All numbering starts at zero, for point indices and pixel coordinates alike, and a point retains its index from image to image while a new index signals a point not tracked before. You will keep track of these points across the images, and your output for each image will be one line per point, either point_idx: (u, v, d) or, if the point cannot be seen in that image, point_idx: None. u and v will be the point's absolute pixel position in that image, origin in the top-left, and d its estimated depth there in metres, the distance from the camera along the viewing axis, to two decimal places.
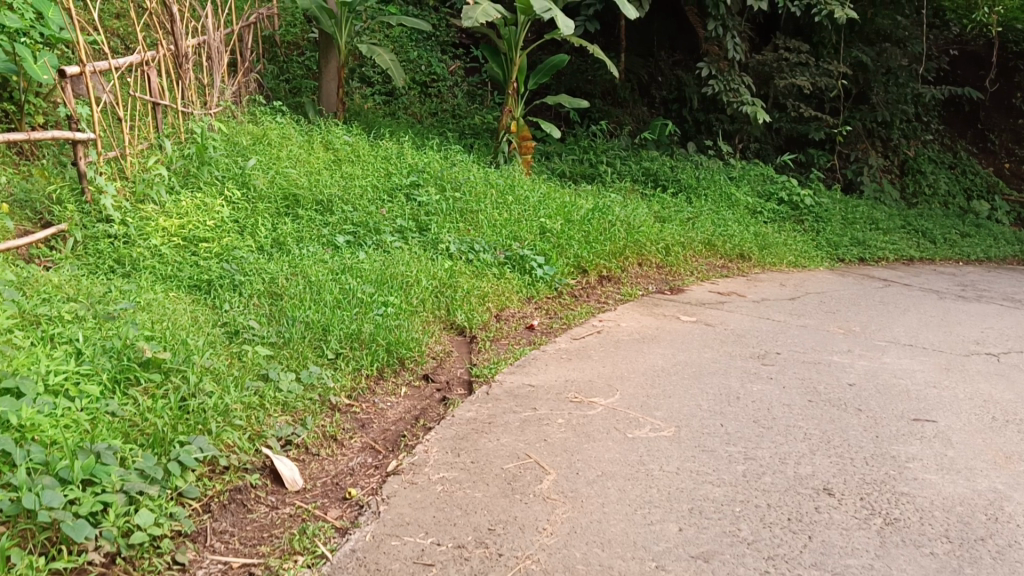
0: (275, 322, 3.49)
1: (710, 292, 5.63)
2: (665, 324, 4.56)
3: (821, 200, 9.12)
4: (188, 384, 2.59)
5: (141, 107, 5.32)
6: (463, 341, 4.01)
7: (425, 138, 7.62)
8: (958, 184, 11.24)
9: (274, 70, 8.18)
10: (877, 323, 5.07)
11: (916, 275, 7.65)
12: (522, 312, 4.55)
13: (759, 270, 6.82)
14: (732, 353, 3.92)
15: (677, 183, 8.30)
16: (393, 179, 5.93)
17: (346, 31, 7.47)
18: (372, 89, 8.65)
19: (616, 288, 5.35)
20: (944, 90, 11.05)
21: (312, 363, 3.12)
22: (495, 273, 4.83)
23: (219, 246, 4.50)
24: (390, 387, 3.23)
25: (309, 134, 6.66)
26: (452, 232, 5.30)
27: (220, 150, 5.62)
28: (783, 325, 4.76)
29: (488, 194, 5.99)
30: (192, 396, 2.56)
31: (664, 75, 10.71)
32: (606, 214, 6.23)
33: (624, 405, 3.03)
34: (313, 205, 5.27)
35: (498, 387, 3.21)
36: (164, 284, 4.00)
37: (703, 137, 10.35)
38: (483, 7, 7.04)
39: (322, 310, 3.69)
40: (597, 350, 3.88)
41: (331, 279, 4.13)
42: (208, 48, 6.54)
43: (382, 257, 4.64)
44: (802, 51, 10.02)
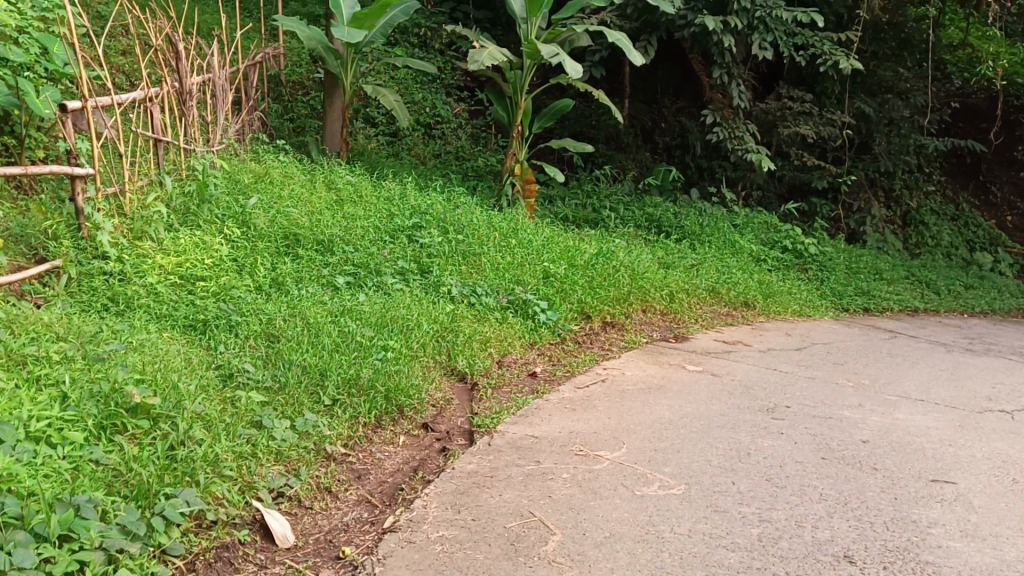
0: (271, 366, 3.38)
1: (715, 341, 5.53)
2: (670, 373, 4.45)
3: (825, 249, 9.06)
4: (177, 431, 2.49)
5: (142, 143, 5.27)
6: (464, 388, 3.89)
7: (428, 180, 7.57)
8: (960, 236, 11.18)
9: (278, 109, 8.18)
10: (886, 376, 4.96)
11: (922, 327, 7.56)
12: (525, 358, 4.44)
13: (764, 319, 6.73)
14: (740, 406, 3.81)
15: (680, 229, 8.25)
16: (396, 220, 5.86)
17: (352, 72, 7.46)
18: (376, 130, 8.64)
19: (620, 335, 5.25)
20: (947, 142, 11.06)
21: (307, 410, 3.01)
22: (497, 318, 4.74)
23: (217, 285, 4.41)
24: (388, 436, 3.12)
25: (312, 174, 6.61)
26: (454, 274, 5.22)
27: (221, 188, 5.56)
28: (791, 376, 4.65)
29: (491, 238, 5.93)
30: (181, 444, 2.45)
31: (668, 121, 10.72)
32: (610, 259, 6.16)
33: (631, 459, 2.92)
34: (313, 245, 5.19)
35: (499, 438, 3.10)
36: (159, 324, 3.90)
37: (707, 184, 10.33)
38: (489, 51, 7.04)
39: (319, 353, 3.59)
40: (602, 400, 3.76)
41: (330, 322, 4.03)
42: (213, 86, 6.53)
43: (382, 299, 4.55)
44: (806, 101, 10.05)
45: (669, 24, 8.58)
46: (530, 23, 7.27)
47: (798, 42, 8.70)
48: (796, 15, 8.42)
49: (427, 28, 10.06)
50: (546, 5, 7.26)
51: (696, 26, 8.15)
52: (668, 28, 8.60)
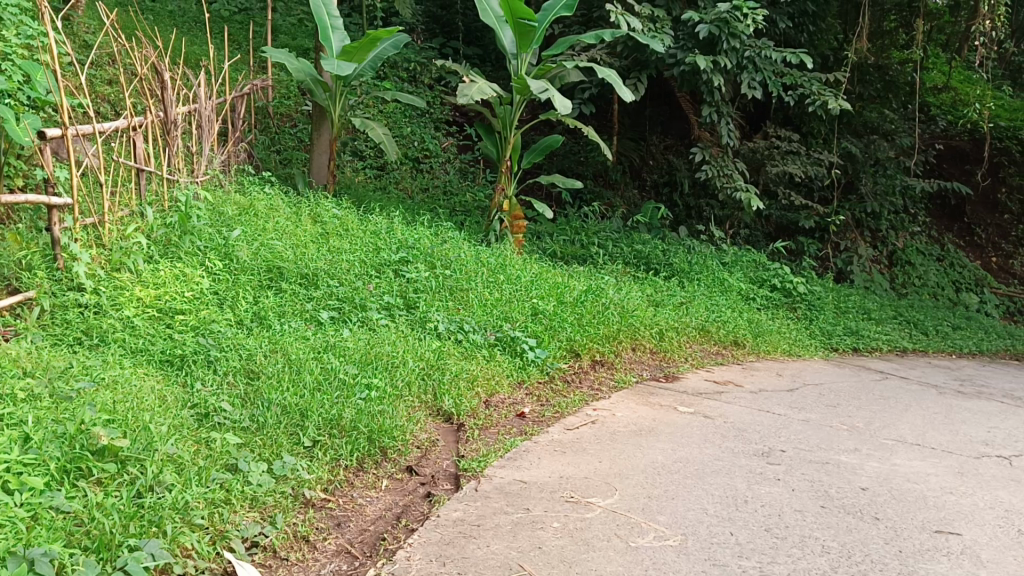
0: (250, 405, 3.25)
1: (706, 381, 5.43)
2: (661, 415, 4.34)
3: (814, 288, 9.01)
4: (146, 476, 2.36)
5: (124, 173, 5.17)
6: (450, 429, 3.76)
7: (415, 214, 7.49)
8: (946, 276, 11.10)
9: (265, 141, 8.09)
10: (880, 419, 4.86)
11: (912, 368, 7.49)
12: (512, 398, 4.31)
13: (754, 358, 6.65)
14: (735, 450, 3.70)
15: (669, 267, 8.19)
16: (382, 254, 5.75)
17: (341, 104, 7.40)
18: (364, 163, 8.56)
19: (610, 374, 5.13)
20: (934, 184, 11.11)
21: (286, 452, 2.88)
22: (484, 355, 4.63)
23: (196, 319, 4.28)
24: (371, 480, 2.98)
25: (297, 206, 6.50)
26: (441, 310, 5.11)
27: (204, 220, 5.45)
28: (784, 419, 4.55)
29: (479, 273, 5.84)
30: (150, 490, 2.32)
31: (656, 159, 10.72)
32: (600, 296, 6.08)
33: (624, 507, 2.80)
34: (298, 279, 5.07)
35: (487, 483, 2.97)
36: (134, 359, 3.77)
37: (695, 222, 10.30)
38: (479, 86, 7.01)
39: (300, 392, 3.46)
40: (593, 443, 3.64)
41: (313, 359, 3.91)
42: (199, 116, 6.44)
43: (366, 335, 4.43)
44: (793, 141, 10.09)
45: (659, 62, 8.60)
46: (520, 59, 7.25)
47: (787, 82, 8.72)
48: (785, 55, 8.46)
49: (416, 63, 10.05)
50: (537, 41, 7.25)
51: (685, 64, 8.17)
52: (657, 66, 8.62)
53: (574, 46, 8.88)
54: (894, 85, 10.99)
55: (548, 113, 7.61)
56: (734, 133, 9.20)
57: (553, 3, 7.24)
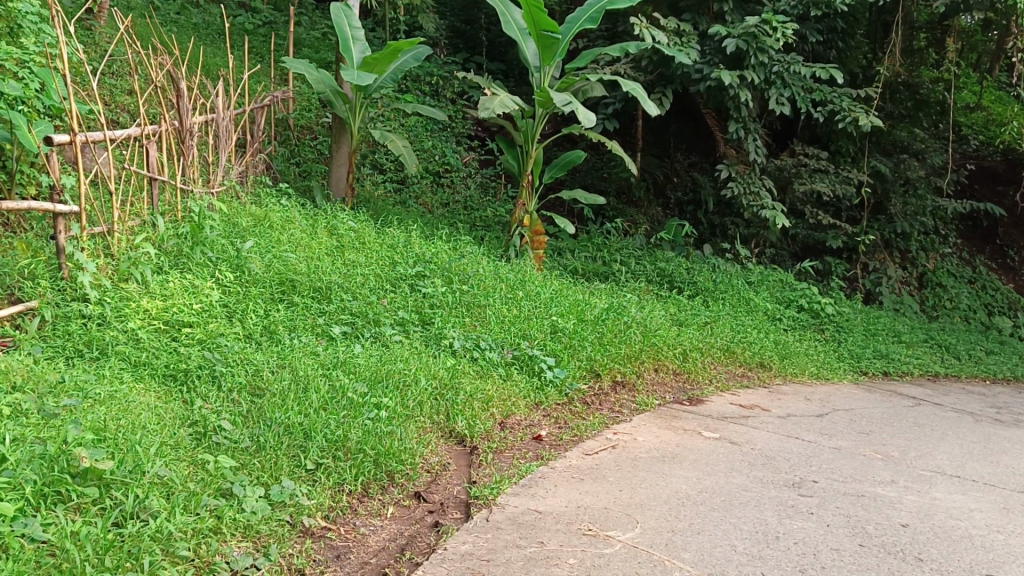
0: (251, 425, 3.10)
1: (731, 405, 5.21)
2: (684, 440, 4.13)
3: (842, 309, 8.76)
4: (129, 503, 2.20)
5: (135, 181, 5.05)
6: (463, 452, 3.57)
7: (434, 228, 7.34)
8: (978, 299, 10.78)
9: (284, 153, 7.99)
10: (915, 448, 4.63)
11: (946, 394, 7.22)
12: (529, 420, 4.13)
13: (781, 381, 6.42)
14: (764, 480, 3.49)
15: (694, 285, 7.98)
16: (399, 268, 5.60)
17: (360, 116, 7.27)
18: (383, 176, 8.44)
19: (631, 396, 4.92)
20: (966, 204, 10.83)
21: (286, 476, 2.72)
22: (501, 374, 4.45)
23: (203, 332, 4.14)
24: (375, 507, 2.81)
25: (313, 218, 6.37)
26: (457, 326, 4.94)
27: (217, 230, 5.32)
28: (815, 446, 4.33)
29: (497, 289, 5.67)
30: (130, 519, 2.16)
31: (680, 176, 10.53)
32: (622, 315, 5.89)
33: (645, 542, 2.60)
34: (310, 292, 4.93)
35: (499, 513, 2.79)
36: (136, 374, 3.63)
37: (719, 240, 10.09)
38: (500, 98, 6.86)
39: (306, 411, 3.30)
40: (612, 470, 3.44)
41: (321, 377, 3.75)
42: (217, 126, 6.34)
43: (379, 351, 4.28)
44: (822, 158, 9.86)
45: (685, 77, 8.44)
46: (543, 72, 7.11)
47: (816, 98, 8.53)
48: (815, 70, 8.27)
49: (438, 76, 9.94)
50: (560, 54, 7.10)
51: (712, 79, 7.98)
52: (683, 81, 8.45)
53: (598, 60, 8.73)
54: (925, 104, 10.69)
55: (571, 128, 7.46)
56: (761, 150, 8.97)
57: (577, 15, 7.07)
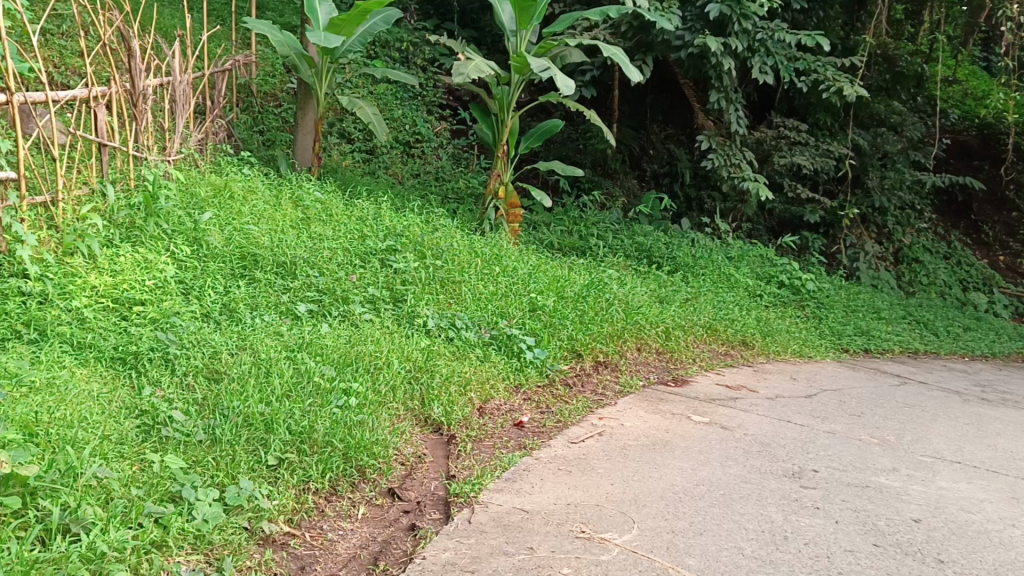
0: (206, 417, 2.82)
1: (718, 385, 5.00)
2: (674, 425, 3.89)
3: (823, 286, 8.59)
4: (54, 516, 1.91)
5: (82, 147, 4.68)
6: (440, 441, 3.30)
7: (406, 200, 7.03)
8: (954, 275, 10.71)
9: (247, 120, 7.58)
10: (910, 432, 4.44)
11: (929, 371, 7.09)
12: (509, 405, 3.86)
13: (765, 359, 6.23)
14: (760, 469, 3.27)
15: (673, 260, 7.76)
16: (368, 243, 5.28)
17: (327, 82, 6.90)
18: (352, 145, 8.07)
19: (614, 376, 4.68)
20: (945, 178, 10.69)
21: (245, 475, 2.45)
22: (478, 356, 4.18)
23: (156, 311, 3.84)
24: (344, 508, 2.55)
25: (277, 188, 6.03)
26: (431, 304, 4.66)
27: (173, 200, 4.98)
28: (808, 431, 4.12)
29: (473, 264, 5.38)
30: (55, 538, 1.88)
31: (657, 148, 10.27)
32: (603, 291, 5.64)
33: (645, 547, 2.37)
34: (274, 267, 4.61)
35: (482, 513, 2.53)
36: (81, 358, 3.33)
37: (696, 214, 9.87)
38: (475, 63, 6.51)
39: (269, 400, 3.01)
40: (601, 460, 3.20)
41: (285, 360, 3.45)
42: (173, 90, 5.95)
43: (348, 331, 3.98)
44: (801, 131, 9.67)
45: (665, 45, 8.16)
46: (519, 37, 6.78)
47: (800, 68, 8.30)
48: (799, 38, 8.04)
49: (409, 42, 9.51)
50: (538, 17, 6.78)
51: (694, 47, 7.71)
52: (664, 49, 8.17)
53: (576, 26, 8.42)
54: (903, 78, 10.22)
55: (548, 96, 7.15)
56: (742, 121, 8.74)
57: None
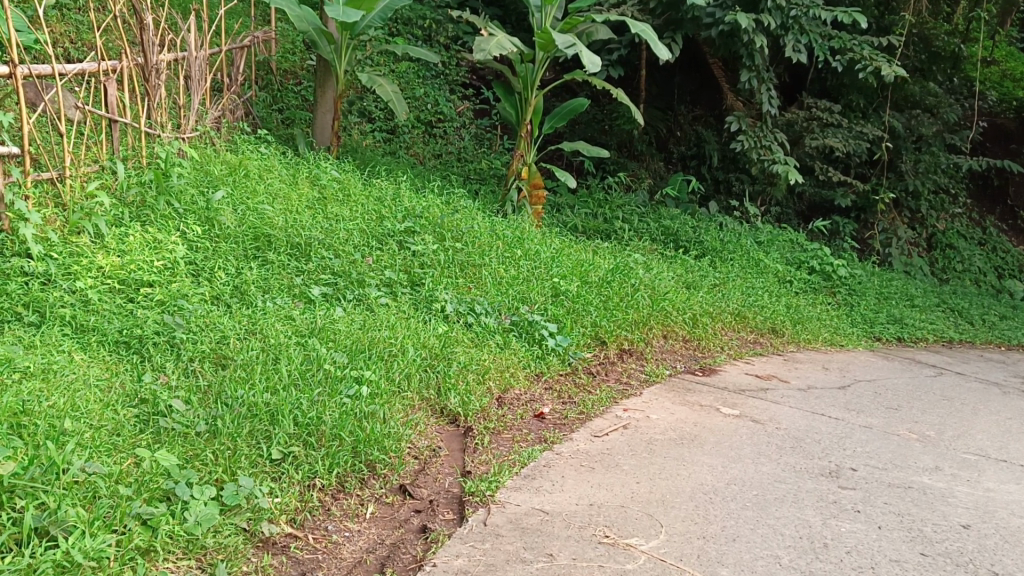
0: (209, 406, 2.68)
1: (747, 376, 4.80)
2: (703, 418, 3.71)
3: (854, 272, 8.33)
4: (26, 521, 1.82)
5: (91, 123, 4.55)
6: (457, 434, 3.14)
7: (426, 181, 6.85)
8: (989, 262, 10.39)
9: (266, 98, 7.42)
10: (951, 427, 4.22)
11: (965, 361, 6.83)
12: (530, 394, 3.69)
13: (795, 348, 6.01)
14: (795, 467, 3.08)
15: (700, 245, 7.53)
16: (386, 224, 5.11)
17: (346, 59, 6.71)
18: (372, 125, 7.89)
19: (639, 365, 4.50)
20: (983, 161, 10.35)
21: (245, 473, 2.31)
22: (498, 343, 4.00)
23: (163, 293, 3.71)
24: (352, 507, 2.40)
25: (295, 167, 5.86)
26: (449, 288, 4.49)
27: (186, 178, 4.84)
28: (843, 426, 3.92)
29: (493, 247, 5.20)
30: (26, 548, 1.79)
31: (684, 129, 10.00)
32: (629, 276, 5.45)
33: (673, 554, 2.21)
34: (287, 248, 4.46)
35: (499, 514, 2.38)
36: (83, 342, 3.21)
37: (724, 197, 9.61)
38: (498, 40, 6.29)
39: (276, 389, 2.86)
40: (627, 456, 3.03)
41: (295, 347, 3.30)
42: (188, 65, 5.79)
43: (362, 316, 3.83)
44: (834, 112, 9.34)
45: (695, 22, 7.89)
46: (544, 12, 6.55)
47: (835, 46, 8.02)
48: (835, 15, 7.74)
49: (431, 19, 9.28)
50: None
51: (726, 24, 7.45)
52: (693, 26, 7.90)
53: (603, 2, 8.15)
54: (939, 58, 9.79)
55: (573, 74, 6.92)
56: (774, 101, 8.47)
57: None
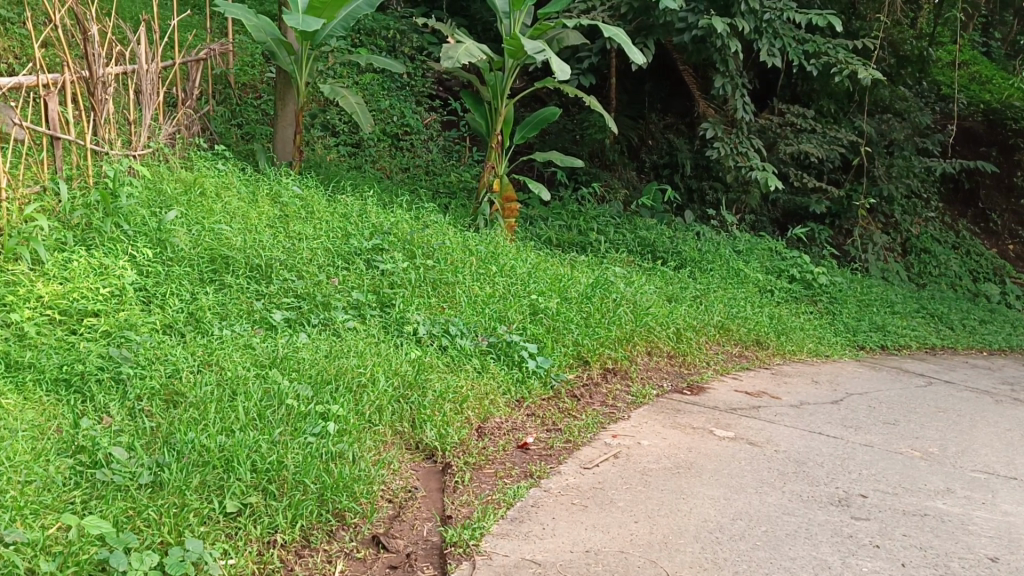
0: (154, 452, 2.38)
1: (737, 393, 4.57)
2: (696, 442, 3.47)
3: (834, 279, 8.18)
4: None
5: (30, 140, 4.23)
6: (434, 471, 2.87)
7: (394, 195, 6.58)
8: (965, 265, 10.32)
9: (224, 113, 7.12)
10: (952, 442, 4.02)
11: (951, 369, 6.68)
12: (511, 422, 3.43)
13: (782, 360, 5.82)
14: (801, 496, 2.84)
15: (679, 256, 7.33)
16: (353, 242, 4.83)
17: (307, 70, 6.43)
18: (336, 139, 7.60)
19: (625, 386, 4.25)
20: (956, 165, 10.30)
21: (194, 535, 2.02)
22: (476, 367, 3.74)
23: (109, 323, 3.40)
24: (319, 564, 2.14)
25: (254, 184, 5.56)
26: (422, 308, 4.23)
27: (136, 198, 4.53)
28: (842, 444, 3.70)
29: (467, 263, 4.94)
30: None
31: (656, 138, 9.80)
32: (609, 291, 5.22)
33: None
34: (246, 269, 4.17)
35: (486, 569, 2.15)
36: (17, 382, 2.89)
37: (699, 206, 9.44)
38: (466, 47, 6.05)
39: (230, 430, 2.57)
40: (621, 490, 2.77)
41: (254, 379, 3.01)
42: (139, 79, 5.47)
43: (329, 342, 3.55)
44: (807, 117, 9.23)
45: (666, 28, 7.72)
46: (513, 18, 6.33)
47: (809, 50, 7.91)
48: (808, 19, 7.62)
49: (395, 30, 9.03)
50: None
51: (699, 29, 7.29)
52: (665, 32, 7.74)
53: (572, 9, 7.96)
54: (908, 61, 9.73)
55: (544, 82, 6.69)
56: (748, 107, 8.32)
57: None
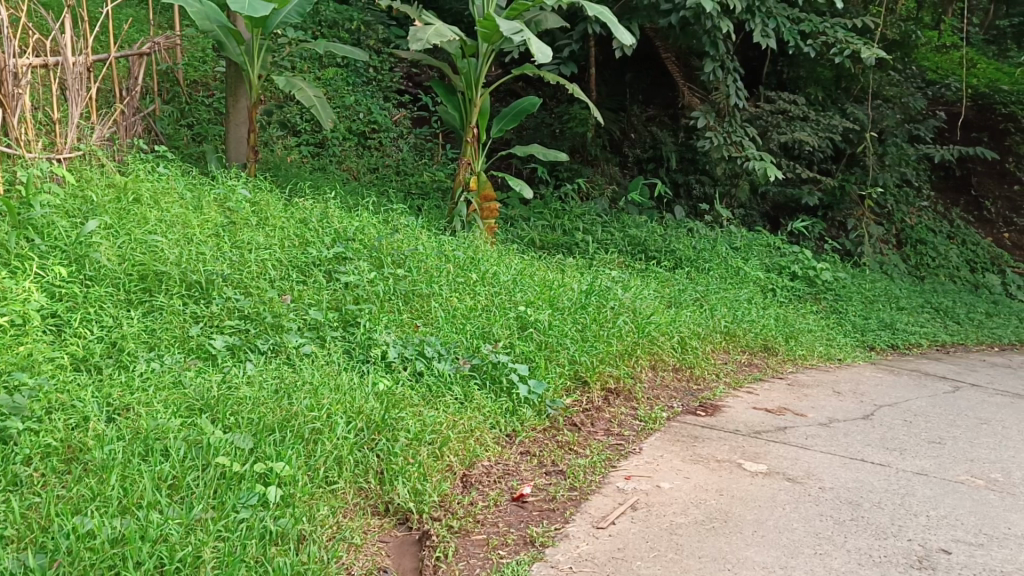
0: (23, 550, 1.77)
1: (756, 411, 3.99)
2: (726, 481, 2.88)
3: (836, 275, 7.66)
4: None
5: None
6: (409, 542, 2.26)
7: (361, 197, 5.95)
8: (963, 255, 9.84)
9: (172, 112, 6.45)
10: (1011, 464, 3.45)
11: (972, 369, 6.15)
12: (503, 466, 2.82)
13: (794, 368, 5.25)
14: (871, 557, 2.27)
15: (673, 255, 6.76)
16: (311, 250, 4.20)
17: (259, 62, 5.78)
18: (298, 138, 6.95)
19: (630, 409, 3.66)
20: (953, 150, 9.82)
21: None
22: (458, 397, 3.13)
23: (3, 362, 2.74)
24: None
25: (199, 188, 4.89)
26: (392, 327, 3.60)
27: (52, 208, 3.88)
28: (893, 475, 3.13)
29: (443, 271, 4.32)
30: None
31: (639, 131, 9.22)
32: (606, 298, 4.62)
33: None
34: (180, 287, 3.52)
35: None
36: None
37: (687, 201, 8.88)
38: (436, 28, 5.42)
39: (131, 511, 1.95)
40: (648, 561, 2.18)
41: (178, 430, 2.38)
42: (63, 73, 4.79)
43: (280, 373, 2.93)
44: (799, 104, 8.69)
45: (650, 10, 7.15)
46: None
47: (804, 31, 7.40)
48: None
49: (360, 21, 8.40)
50: None
51: (687, 9, 6.73)
52: (649, 14, 7.17)
53: None
54: (897, 43, 9.27)
55: (522, 69, 6.07)
56: (741, 93, 7.77)
57: None
